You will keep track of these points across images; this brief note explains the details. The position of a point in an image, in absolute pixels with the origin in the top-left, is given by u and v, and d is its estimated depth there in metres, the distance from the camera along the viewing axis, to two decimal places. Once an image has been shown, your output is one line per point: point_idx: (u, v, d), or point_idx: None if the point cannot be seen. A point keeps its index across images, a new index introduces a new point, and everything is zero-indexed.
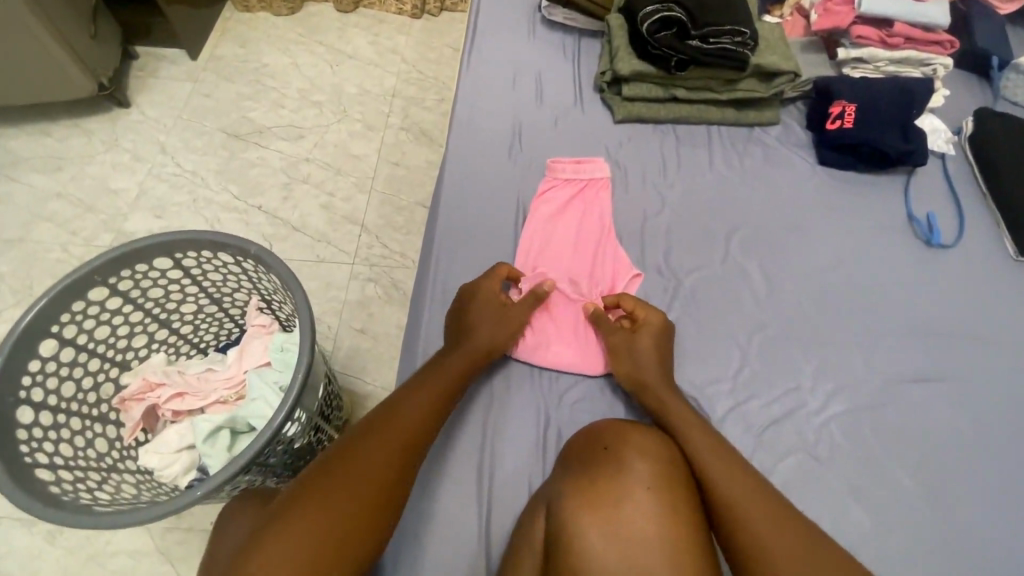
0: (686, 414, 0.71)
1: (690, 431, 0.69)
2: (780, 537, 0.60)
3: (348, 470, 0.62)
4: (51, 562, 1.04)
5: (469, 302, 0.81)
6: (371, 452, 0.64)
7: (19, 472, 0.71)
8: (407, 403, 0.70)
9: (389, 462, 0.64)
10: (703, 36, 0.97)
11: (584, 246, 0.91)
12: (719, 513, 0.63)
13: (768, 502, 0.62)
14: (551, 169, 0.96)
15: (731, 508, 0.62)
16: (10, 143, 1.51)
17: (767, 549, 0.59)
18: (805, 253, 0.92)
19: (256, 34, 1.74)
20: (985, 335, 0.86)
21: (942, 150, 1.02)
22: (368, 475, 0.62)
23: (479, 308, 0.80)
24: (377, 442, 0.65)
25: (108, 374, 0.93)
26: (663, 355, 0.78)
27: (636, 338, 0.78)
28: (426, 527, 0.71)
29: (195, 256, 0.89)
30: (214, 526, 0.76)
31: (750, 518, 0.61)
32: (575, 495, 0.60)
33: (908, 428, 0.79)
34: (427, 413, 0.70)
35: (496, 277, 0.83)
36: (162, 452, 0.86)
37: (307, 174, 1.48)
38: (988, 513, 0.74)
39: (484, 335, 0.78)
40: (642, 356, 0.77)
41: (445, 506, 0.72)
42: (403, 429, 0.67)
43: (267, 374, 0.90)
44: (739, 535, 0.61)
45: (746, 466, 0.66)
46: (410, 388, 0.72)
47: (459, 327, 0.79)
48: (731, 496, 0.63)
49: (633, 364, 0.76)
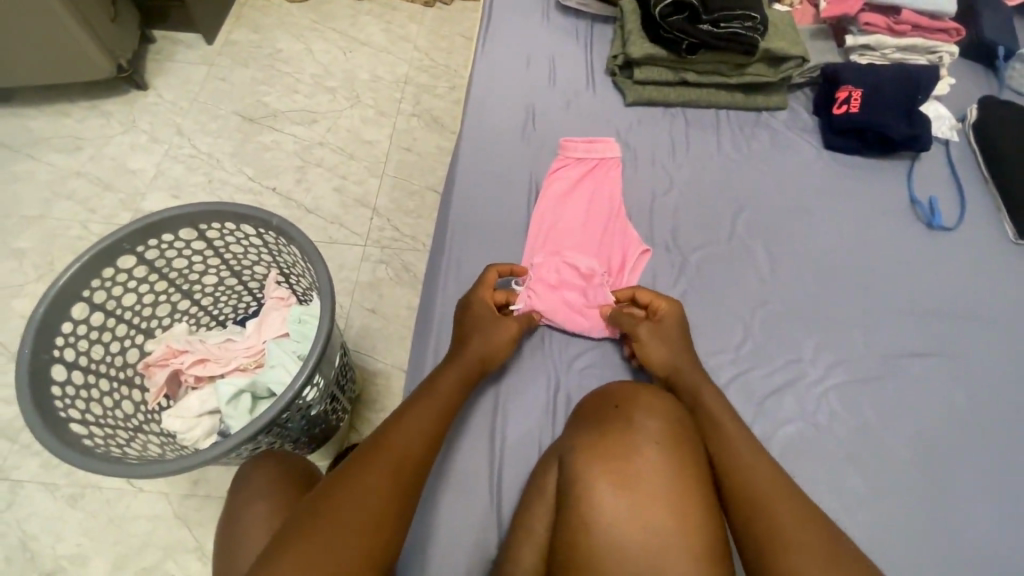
0: (713, 403, 0.73)
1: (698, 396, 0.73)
2: (783, 495, 0.63)
3: (364, 479, 0.62)
4: (73, 524, 1.08)
5: (469, 309, 0.82)
6: (385, 461, 0.64)
7: (55, 424, 0.75)
8: (413, 408, 0.71)
9: (400, 474, 0.64)
10: (713, 21, 0.99)
11: (594, 223, 0.94)
12: (727, 474, 0.66)
13: (782, 490, 0.64)
14: (564, 148, 0.99)
15: (743, 491, 0.64)
16: (31, 123, 1.55)
17: (774, 527, 0.61)
18: (810, 235, 0.95)
19: (271, 21, 1.76)
20: (982, 317, 0.88)
21: (946, 136, 1.05)
22: (383, 488, 0.62)
23: (475, 314, 0.81)
24: (386, 451, 0.65)
25: (134, 340, 0.96)
26: (686, 341, 0.81)
27: (663, 329, 0.80)
28: (442, 472, 0.75)
29: (218, 228, 0.93)
30: (227, 503, 0.77)
31: (761, 495, 0.63)
32: (586, 448, 0.63)
33: (905, 400, 0.81)
34: (432, 418, 0.70)
35: (487, 284, 0.84)
36: (184, 416, 0.90)
37: (321, 158, 1.51)
38: (979, 481, 0.77)
39: (477, 345, 0.78)
40: (665, 342, 0.79)
41: (461, 456, 0.76)
42: (412, 440, 0.67)
43: (286, 344, 0.94)
44: (745, 494, 0.64)
45: (760, 452, 0.68)
46: (413, 399, 0.73)
47: (458, 335, 0.80)
48: (743, 477, 0.65)
49: (657, 345, 0.79)
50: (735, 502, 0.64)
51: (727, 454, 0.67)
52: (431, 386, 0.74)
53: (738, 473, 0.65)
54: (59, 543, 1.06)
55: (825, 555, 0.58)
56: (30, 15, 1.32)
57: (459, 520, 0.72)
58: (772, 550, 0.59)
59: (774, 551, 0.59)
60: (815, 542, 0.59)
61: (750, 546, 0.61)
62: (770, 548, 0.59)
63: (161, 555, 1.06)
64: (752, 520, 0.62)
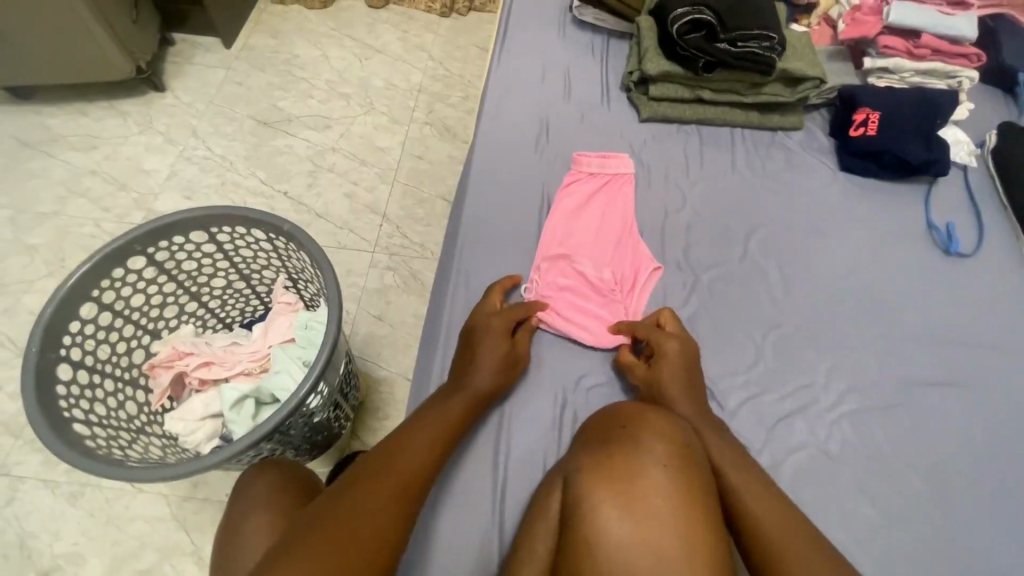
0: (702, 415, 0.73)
1: (710, 429, 0.72)
2: (797, 536, 0.62)
3: (362, 497, 0.61)
4: (71, 522, 1.08)
5: (484, 328, 0.79)
6: (387, 476, 0.64)
7: (57, 422, 0.75)
8: (419, 424, 0.70)
9: (401, 492, 0.63)
10: (731, 40, 0.99)
11: (605, 238, 0.93)
12: (736, 508, 0.65)
13: (771, 499, 0.65)
14: (578, 163, 0.99)
15: (743, 505, 0.65)
16: (50, 121, 1.57)
17: (768, 533, 0.62)
18: (825, 256, 0.94)
19: (289, 26, 1.78)
20: (1000, 346, 0.87)
21: (964, 161, 1.03)
22: (381, 504, 0.61)
23: (487, 332, 0.79)
24: (386, 470, 0.65)
25: (140, 341, 0.96)
26: (689, 378, 0.77)
27: (658, 371, 0.77)
28: (442, 484, 0.74)
29: (229, 232, 0.93)
30: (227, 509, 0.76)
31: (766, 534, 0.62)
32: (591, 470, 0.62)
33: (918, 430, 0.80)
34: (439, 435, 0.70)
35: (507, 314, 0.81)
36: (188, 419, 0.90)
37: (333, 163, 1.52)
38: (996, 514, 0.74)
39: (489, 360, 0.76)
40: (669, 388, 0.75)
41: (463, 468, 0.75)
42: (415, 456, 0.67)
43: (292, 349, 0.93)
44: (756, 529, 0.63)
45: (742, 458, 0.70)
46: (421, 411, 0.73)
47: (465, 357, 0.78)
48: (755, 513, 0.64)
49: (665, 397, 0.75)
50: (737, 514, 0.65)
51: (743, 491, 0.65)
52: (441, 404, 0.73)
53: (751, 509, 0.64)
54: (56, 542, 1.06)
55: (813, 553, 0.60)
56: (45, 12, 1.33)
57: (458, 535, 0.71)
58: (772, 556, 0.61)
59: (773, 556, 0.61)
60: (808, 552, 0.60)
61: (753, 552, 0.62)
62: (768, 557, 0.61)
63: (157, 557, 1.05)
64: (747, 527, 0.63)
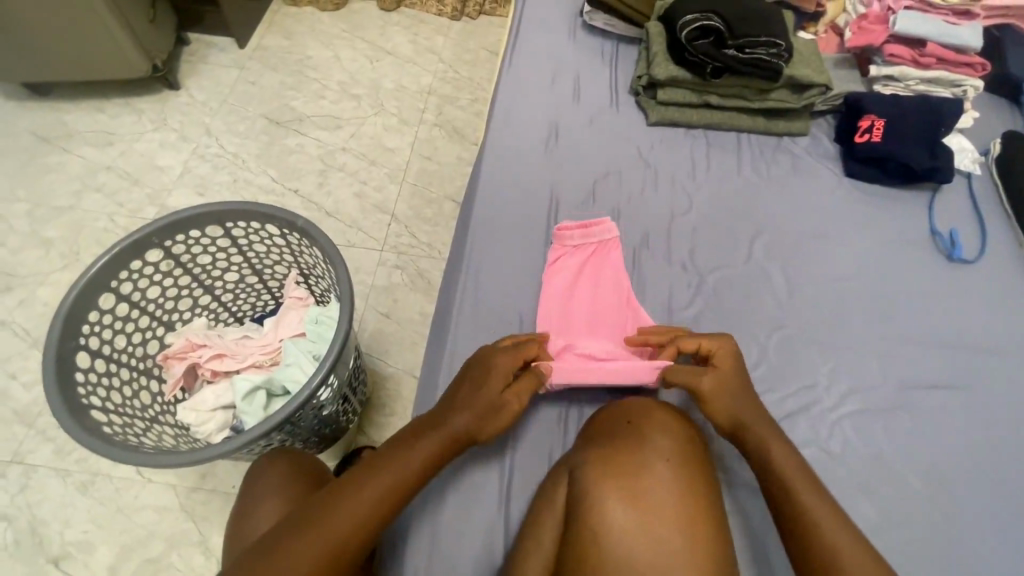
0: (762, 424, 0.71)
1: (760, 431, 0.71)
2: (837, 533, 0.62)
3: (357, 492, 0.64)
4: (82, 510, 1.09)
5: (482, 374, 0.75)
6: (386, 471, 0.66)
7: (77, 408, 0.77)
8: (431, 425, 0.72)
9: (396, 490, 0.66)
10: (739, 46, 1.01)
11: (603, 310, 0.88)
12: (789, 512, 0.65)
13: (822, 498, 0.65)
14: (559, 239, 0.93)
15: (796, 508, 0.65)
16: (66, 117, 1.60)
17: (824, 538, 0.62)
18: (828, 260, 0.95)
19: (301, 28, 1.81)
20: (1002, 352, 0.88)
21: (969, 169, 1.04)
22: (374, 505, 0.64)
23: (484, 380, 0.74)
24: (394, 463, 0.67)
25: (155, 333, 0.99)
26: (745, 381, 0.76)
27: (727, 377, 0.75)
28: (451, 471, 0.76)
29: (244, 227, 0.95)
30: (246, 476, 0.80)
31: (827, 539, 0.62)
32: (597, 463, 0.64)
33: (919, 432, 0.81)
34: (446, 439, 0.70)
35: (514, 356, 0.77)
36: (199, 409, 0.92)
37: (343, 163, 1.54)
38: (995, 514, 0.76)
39: (487, 398, 0.73)
40: (738, 395, 0.74)
41: (474, 456, 0.77)
42: (420, 456, 0.68)
43: (303, 343, 0.95)
44: (807, 533, 0.63)
45: (791, 448, 0.70)
46: (435, 413, 0.73)
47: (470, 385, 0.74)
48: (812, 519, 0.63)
49: (740, 400, 0.74)
50: (791, 519, 0.65)
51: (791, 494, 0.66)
52: (453, 405, 0.73)
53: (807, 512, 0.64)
54: (66, 530, 1.08)
55: (853, 552, 0.61)
56: (47, 16, 1.37)
57: (465, 522, 0.73)
58: (810, 552, 0.62)
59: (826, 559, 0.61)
60: (845, 541, 0.62)
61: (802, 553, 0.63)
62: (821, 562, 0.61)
63: (165, 546, 1.07)
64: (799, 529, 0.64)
